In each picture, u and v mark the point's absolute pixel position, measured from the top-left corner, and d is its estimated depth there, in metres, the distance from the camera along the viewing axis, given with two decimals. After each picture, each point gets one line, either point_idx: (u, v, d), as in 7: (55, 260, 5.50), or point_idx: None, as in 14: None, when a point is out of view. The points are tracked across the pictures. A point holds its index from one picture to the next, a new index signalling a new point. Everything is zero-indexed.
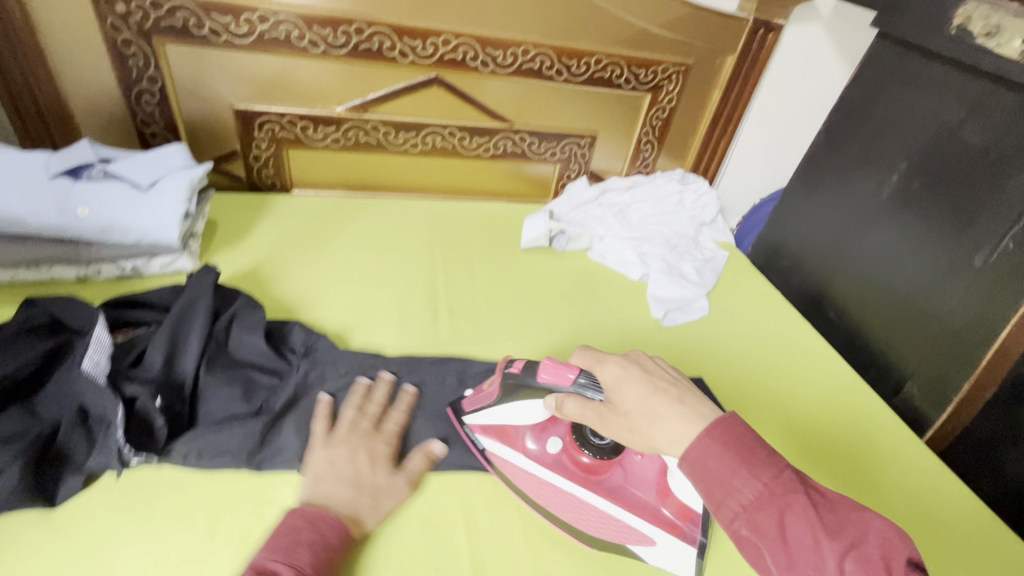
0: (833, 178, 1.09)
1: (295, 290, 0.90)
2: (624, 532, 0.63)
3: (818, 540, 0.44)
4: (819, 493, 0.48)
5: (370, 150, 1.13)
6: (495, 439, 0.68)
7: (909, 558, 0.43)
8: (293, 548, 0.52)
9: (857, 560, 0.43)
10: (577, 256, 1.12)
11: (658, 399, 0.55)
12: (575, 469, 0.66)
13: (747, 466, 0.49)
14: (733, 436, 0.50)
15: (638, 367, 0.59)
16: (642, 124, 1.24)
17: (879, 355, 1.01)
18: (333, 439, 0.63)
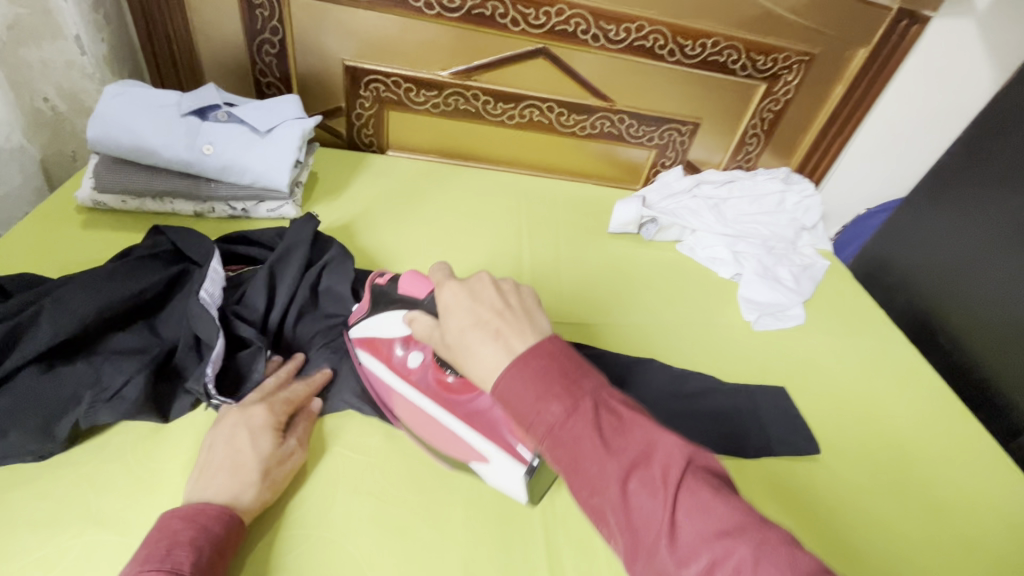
0: (967, 193, 0.98)
1: (386, 247, 0.92)
2: (463, 447, 0.58)
3: (606, 467, 0.37)
4: (613, 410, 0.39)
5: (467, 118, 1.12)
6: (368, 350, 0.64)
7: (699, 466, 0.38)
8: (171, 550, 0.44)
9: (644, 484, 0.37)
10: (665, 247, 1.08)
11: (476, 331, 0.45)
12: (437, 387, 0.60)
13: (540, 389, 0.40)
14: (546, 356, 0.41)
15: (471, 291, 0.48)
16: (750, 116, 1.17)
17: (995, 393, 0.91)
18: (240, 406, 0.56)
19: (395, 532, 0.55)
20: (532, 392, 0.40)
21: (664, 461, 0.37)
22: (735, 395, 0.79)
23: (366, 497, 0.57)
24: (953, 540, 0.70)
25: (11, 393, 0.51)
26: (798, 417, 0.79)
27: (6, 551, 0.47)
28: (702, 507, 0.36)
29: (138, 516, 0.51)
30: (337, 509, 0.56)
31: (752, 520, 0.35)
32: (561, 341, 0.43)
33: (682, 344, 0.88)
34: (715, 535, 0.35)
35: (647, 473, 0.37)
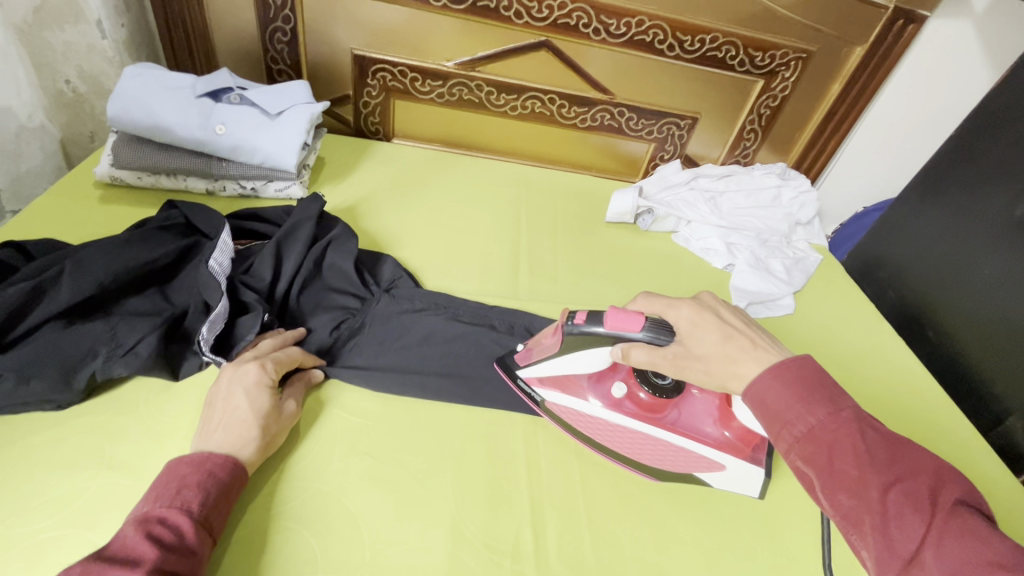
0: (959, 189, 1.00)
1: (389, 229, 0.95)
2: (682, 459, 0.64)
3: (865, 473, 0.44)
4: (881, 434, 0.46)
5: (471, 108, 1.16)
6: (552, 388, 0.67)
7: (966, 503, 0.42)
8: (180, 491, 0.48)
9: (906, 496, 0.42)
10: (661, 237, 1.10)
11: (737, 347, 0.54)
12: (639, 409, 0.66)
13: (802, 397, 0.48)
14: (805, 373, 0.49)
15: (713, 312, 0.57)
16: (748, 112, 1.20)
17: (980, 384, 0.92)
18: (236, 365, 0.59)
19: (387, 488, 0.59)
20: (792, 400, 0.48)
21: (928, 483, 0.43)
22: None
23: (362, 456, 0.61)
24: None
25: (34, 343, 0.55)
26: None
27: (25, 489, 0.51)
28: (966, 535, 0.39)
29: (147, 463, 0.54)
30: (335, 466, 0.59)
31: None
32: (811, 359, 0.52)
33: None
34: (979, 559, 0.38)
35: (910, 491, 0.43)
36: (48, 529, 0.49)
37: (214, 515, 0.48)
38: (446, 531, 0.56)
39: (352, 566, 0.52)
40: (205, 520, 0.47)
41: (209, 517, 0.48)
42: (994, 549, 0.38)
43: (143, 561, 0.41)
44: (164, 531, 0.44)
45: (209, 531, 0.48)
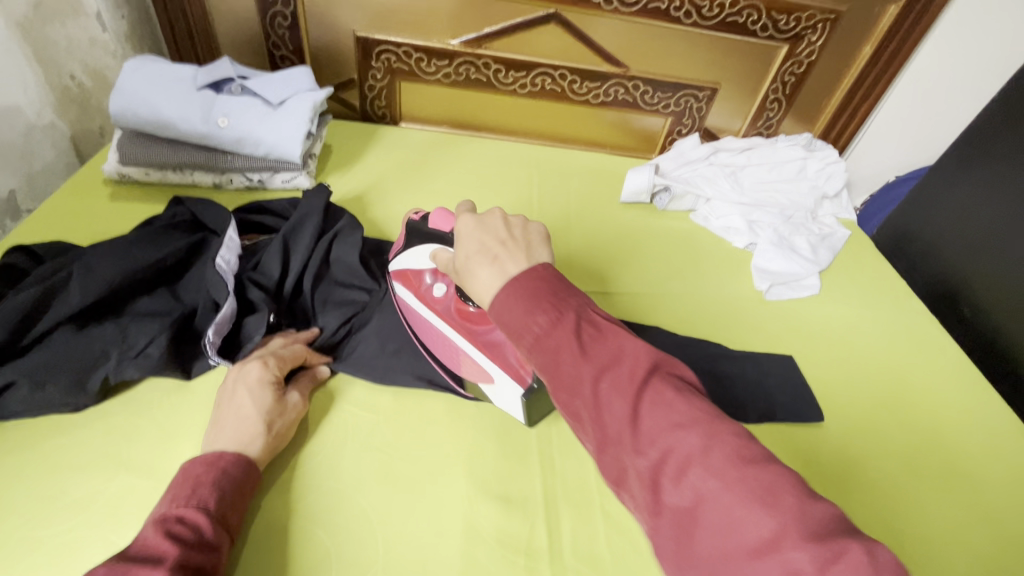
0: (1007, 154, 0.93)
1: (397, 217, 0.93)
2: (474, 369, 0.63)
3: (583, 371, 0.40)
4: (594, 322, 0.43)
5: (479, 87, 1.12)
6: (400, 283, 0.70)
7: (666, 374, 0.41)
8: (196, 489, 0.48)
9: (615, 386, 0.40)
10: (677, 216, 1.06)
11: (478, 256, 0.49)
12: (456, 314, 0.65)
13: (530, 305, 0.43)
14: (537, 277, 0.45)
15: (484, 222, 0.52)
16: (771, 80, 1.13)
17: (1018, 365, 0.88)
18: (240, 365, 0.60)
19: (399, 484, 0.58)
20: (526, 305, 0.43)
21: (628, 363, 0.41)
22: (740, 360, 0.80)
23: (375, 453, 0.60)
24: (961, 508, 0.69)
25: (48, 349, 0.56)
26: (804, 384, 0.78)
27: (45, 491, 0.52)
28: (665, 406, 0.39)
29: (163, 463, 0.55)
30: (346, 463, 0.59)
31: (708, 414, 0.38)
32: (552, 268, 0.46)
33: (690, 314, 0.87)
34: (671, 426, 0.38)
35: (625, 377, 0.40)
36: (71, 530, 0.50)
37: (232, 511, 0.49)
38: (459, 527, 0.56)
39: (364, 563, 0.52)
40: (223, 517, 0.48)
41: (227, 515, 0.48)
42: (696, 422, 0.38)
43: (167, 556, 0.41)
44: (186, 529, 0.44)
45: (227, 528, 0.48)
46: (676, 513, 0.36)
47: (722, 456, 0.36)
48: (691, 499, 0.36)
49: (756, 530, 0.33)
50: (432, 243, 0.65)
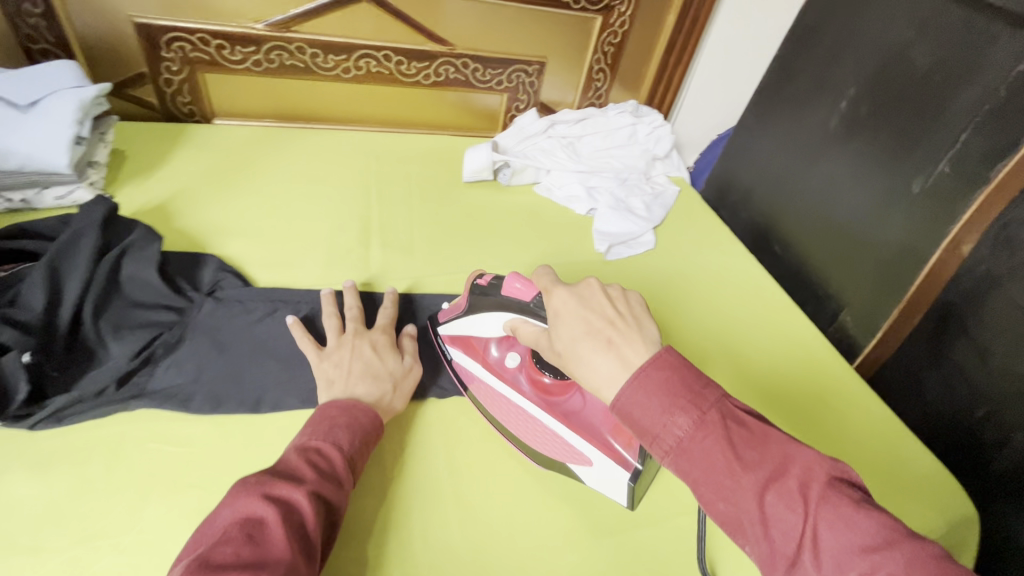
0: (786, 101, 1.04)
1: (214, 223, 0.84)
2: (564, 449, 0.62)
3: (741, 479, 0.42)
4: (743, 424, 0.44)
5: (296, 74, 1.03)
6: (464, 352, 0.69)
7: (838, 481, 0.42)
8: (333, 428, 0.52)
9: (780, 496, 0.41)
10: (522, 191, 1.07)
11: (589, 341, 0.51)
12: (535, 391, 0.65)
13: (666, 404, 0.45)
14: (668, 367, 0.46)
15: (584, 297, 0.55)
16: (593, 51, 1.18)
17: (818, 287, 1.00)
18: (364, 339, 0.64)
19: None
20: (666, 405, 0.45)
21: (792, 471, 0.42)
22: None
23: (190, 491, 0.53)
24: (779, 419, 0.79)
25: None
26: None
27: None
28: (844, 522, 0.39)
29: None
30: (148, 514, 0.51)
31: (893, 532, 0.38)
32: (673, 350, 0.48)
33: None
34: (853, 543, 0.38)
35: (790, 486, 0.41)
36: None
37: (361, 455, 0.52)
38: None
39: None
40: (353, 459, 0.51)
41: (356, 459, 0.52)
42: (876, 537, 0.38)
43: (303, 481, 0.46)
44: (322, 460, 0.49)
45: (354, 471, 0.51)
46: None
47: (910, 574, 0.36)
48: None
49: None
50: (502, 311, 0.64)
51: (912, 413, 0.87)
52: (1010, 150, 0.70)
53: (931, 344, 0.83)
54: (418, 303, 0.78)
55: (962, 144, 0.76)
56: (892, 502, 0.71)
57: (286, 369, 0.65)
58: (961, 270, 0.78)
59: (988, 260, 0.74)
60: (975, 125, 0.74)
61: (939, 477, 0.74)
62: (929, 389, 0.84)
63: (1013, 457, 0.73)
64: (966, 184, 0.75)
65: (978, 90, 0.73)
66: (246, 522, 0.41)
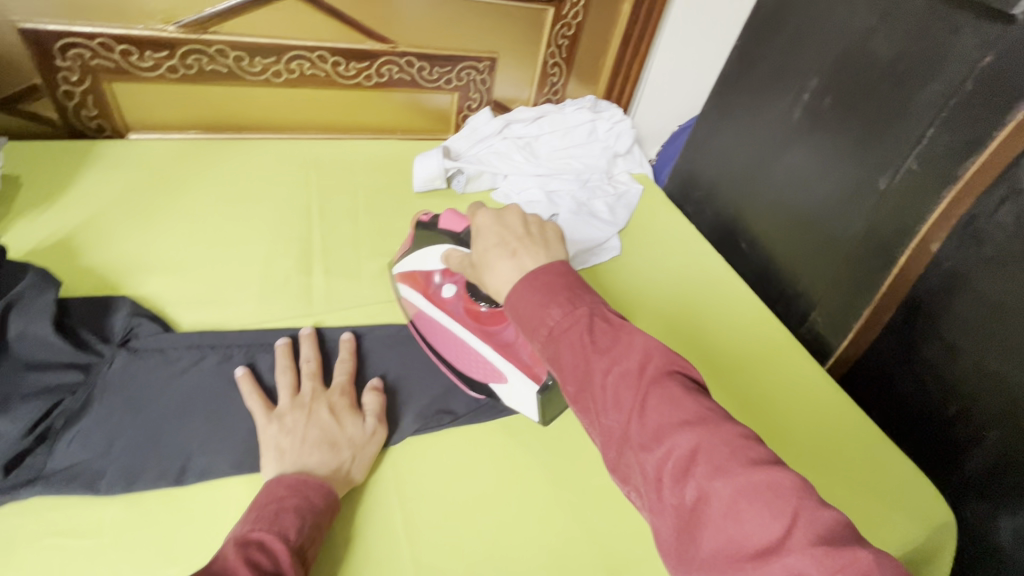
0: (748, 92, 1.00)
1: (131, 257, 0.74)
2: (486, 368, 0.66)
3: (591, 363, 0.43)
4: (607, 319, 0.45)
5: (220, 80, 0.93)
6: (409, 284, 0.73)
7: (680, 374, 0.43)
8: (278, 516, 0.49)
9: (622, 378, 0.42)
10: (478, 198, 1.00)
11: (499, 251, 0.52)
12: (467, 315, 0.68)
13: (546, 297, 0.46)
14: (554, 272, 0.48)
15: (501, 218, 0.55)
16: (546, 44, 1.11)
17: (786, 285, 0.98)
18: (322, 400, 0.59)
19: None
20: (540, 299, 0.47)
21: (642, 359, 0.43)
22: None
23: None
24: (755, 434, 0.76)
25: None
26: None
27: None
28: (672, 402, 0.40)
29: None
30: None
31: (714, 415, 0.40)
32: (567, 263, 0.50)
33: None
34: (677, 420, 0.39)
35: (635, 371, 0.42)
36: None
37: (309, 544, 0.49)
38: None
39: None
40: (300, 549, 0.48)
41: (304, 549, 0.48)
42: (699, 417, 0.39)
43: None
44: (264, 555, 0.45)
45: (302, 563, 0.47)
46: (677, 505, 0.37)
47: (726, 457, 0.37)
48: (695, 493, 0.37)
49: (753, 526, 0.34)
50: (444, 243, 0.68)
51: (885, 412, 0.86)
52: (980, 145, 0.68)
53: (901, 342, 0.81)
54: (367, 336, 0.71)
55: (929, 138, 0.73)
56: (871, 515, 0.69)
57: (214, 430, 0.58)
58: (930, 268, 0.76)
59: (956, 256, 0.72)
60: (941, 119, 0.71)
61: (916, 482, 0.73)
62: (901, 388, 0.83)
63: (987, 456, 0.72)
64: (934, 181, 0.73)
65: (943, 82, 0.70)
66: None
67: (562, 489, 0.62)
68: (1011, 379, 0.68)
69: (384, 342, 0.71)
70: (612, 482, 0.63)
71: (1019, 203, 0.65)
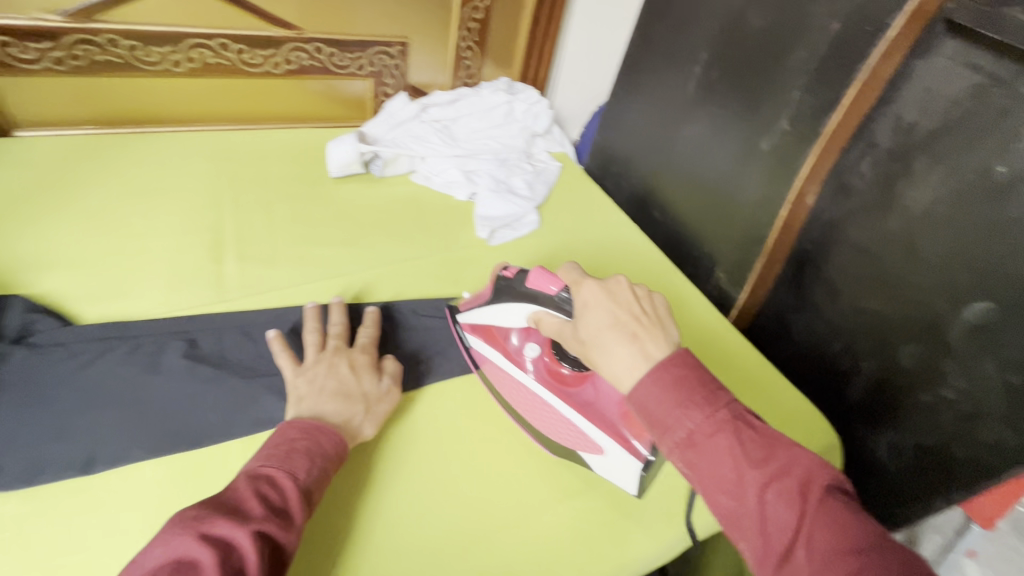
0: (650, 68, 1.06)
1: (25, 257, 0.72)
2: (577, 437, 0.64)
3: (742, 474, 0.43)
4: (752, 427, 0.46)
5: (114, 71, 0.90)
6: (487, 342, 0.71)
7: (835, 488, 0.43)
8: (290, 456, 0.50)
9: (778, 493, 0.42)
10: (398, 182, 1.02)
11: (614, 332, 0.52)
12: (551, 378, 0.67)
13: (681, 400, 0.46)
14: (685, 366, 0.48)
15: (611, 292, 0.55)
16: (457, 28, 1.13)
17: (694, 247, 1.05)
18: (364, 363, 0.63)
19: None
20: (677, 403, 0.46)
21: (793, 472, 0.43)
22: None
23: None
24: None
25: None
26: None
27: None
28: (835, 523, 0.40)
29: None
30: None
31: (879, 537, 0.40)
32: (690, 352, 0.49)
33: (419, 276, 0.83)
34: (838, 542, 0.40)
35: (787, 485, 0.43)
36: None
37: (319, 487, 0.51)
38: None
39: None
40: (308, 490, 0.50)
41: (313, 491, 0.50)
42: (867, 541, 0.39)
43: (249, 516, 0.44)
44: (272, 492, 0.47)
45: (311, 504, 0.50)
46: None
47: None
48: None
49: None
50: (523, 302, 0.65)
51: (782, 355, 0.94)
52: (835, 104, 0.76)
53: (792, 289, 0.89)
54: (283, 318, 0.71)
55: (796, 102, 0.81)
56: None
57: (122, 419, 0.57)
58: (809, 219, 0.84)
59: (831, 207, 0.80)
60: (807, 83, 0.79)
61: (807, 413, 0.81)
62: (793, 332, 0.91)
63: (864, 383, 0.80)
64: (804, 139, 0.81)
65: (807, 50, 0.78)
66: (179, 559, 0.40)
67: (483, 447, 0.65)
68: (879, 312, 0.76)
69: (302, 325, 0.71)
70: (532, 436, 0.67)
71: (876, 155, 0.74)
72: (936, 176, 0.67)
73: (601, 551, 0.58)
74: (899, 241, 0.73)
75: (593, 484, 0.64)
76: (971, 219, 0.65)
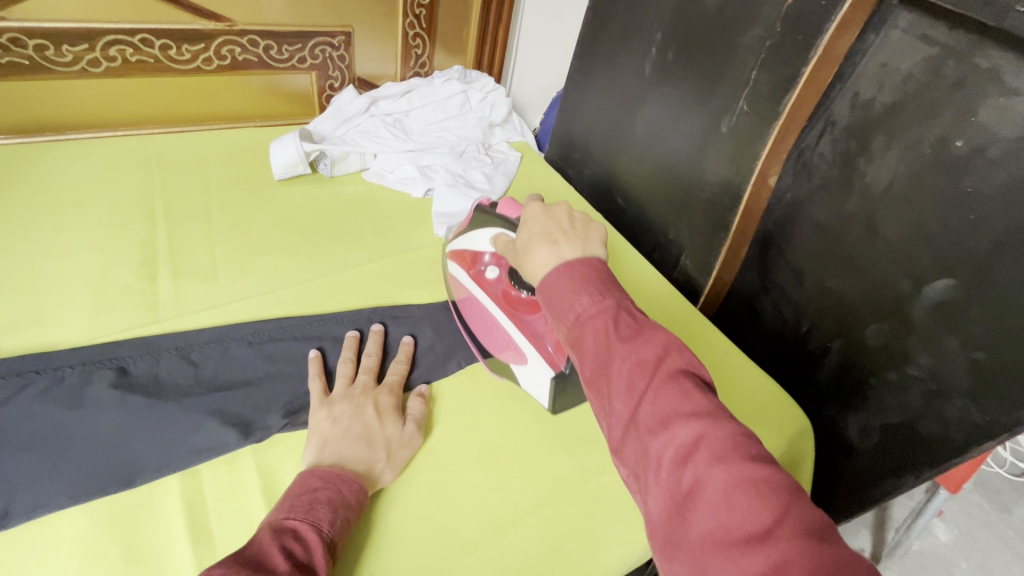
0: (605, 51, 1.02)
1: None
2: (510, 349, 0.67)
3: (610, 348, 0.43)
4: (632, 314, 0.45)
5: (23, 74, 0.83)
6: (457, 261, 0.74)
7: (698, 377, 0.42)
8: (314, 506, 0.49)
9: (639, 367, 0.41)
10: (348, 181, 0.96)
11: (538, 238, 0.52)
12: (502, 298, 0.69)
13: (576, 285, 0.46)
14: (588, 263, 0.48)
15: (546, 210, 0.55)
16: (403, 15, 1.07)
17: (659, 234, 1.03)
18: (380, 403, 0.61)
19: None
20: (569, 287, 0.46)
21: (661, 354, 0.42)
22: (430, 311, 0.76)
23: None
24: None
25: None
26: None
27: None
28: (683, 399, 0.40)
29: None
30: None
31: (723, 415, 0.39)
32: (603, 261, 0.49)
33: (374, 281, 0.79)
34: (680, 413, 0.39)
35: (649, 362, 0.42)
36: None
37: (340, 535, 0.49)
38: None
39: None
40: (332, 541, 0.48)
41: (335, 541, 0.48)
42: (709, 415, 0.39)
43: (276, 570, 0.42)
44: (299, 544, 0.45)
45: (334, 556, 0.48)
46: (674, 493, 0.37)
47: (726, 448, 0.37)
48: (691, 481, 0.37)
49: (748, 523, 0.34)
50: (496, 227, 0.68)
51: (751, 341, 0.93)
52: (791, 83, 0.73)
53: (758, 273, 0.88)
54: (224, 336, 0.66)
55: (753, 81, 0.79)
56: None
57: (42, 464, 0.52)
58: (772, 201, 0.82)
59: (792, 187, 0.79)
60: (761, 62, 0.77)
61: (777, 397, 0.79)
62: (762, 317, 0.90)
63: (832, 366, 0.80)
64: (761, 119, 0.79)
65: (759, 27, 0.76)
66: None
67: (447, 462, 0.61)
68: (842, 293, 0.76)
69: (246, 341, 0.66)
70: (499, 448, 0.63)
71: (835, 133, 0.72)
72: (894, 154, 0.66)
73: (575, 564, 0.55)
74: (860, 220, 0.72)
75: (565, 493, 0.60)
76: (929, 197, 0.64)
